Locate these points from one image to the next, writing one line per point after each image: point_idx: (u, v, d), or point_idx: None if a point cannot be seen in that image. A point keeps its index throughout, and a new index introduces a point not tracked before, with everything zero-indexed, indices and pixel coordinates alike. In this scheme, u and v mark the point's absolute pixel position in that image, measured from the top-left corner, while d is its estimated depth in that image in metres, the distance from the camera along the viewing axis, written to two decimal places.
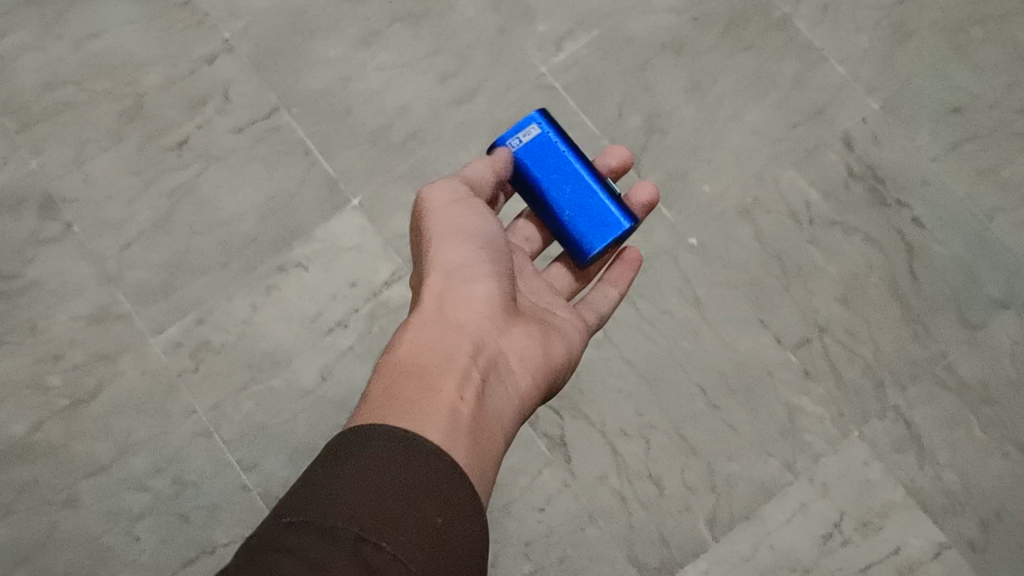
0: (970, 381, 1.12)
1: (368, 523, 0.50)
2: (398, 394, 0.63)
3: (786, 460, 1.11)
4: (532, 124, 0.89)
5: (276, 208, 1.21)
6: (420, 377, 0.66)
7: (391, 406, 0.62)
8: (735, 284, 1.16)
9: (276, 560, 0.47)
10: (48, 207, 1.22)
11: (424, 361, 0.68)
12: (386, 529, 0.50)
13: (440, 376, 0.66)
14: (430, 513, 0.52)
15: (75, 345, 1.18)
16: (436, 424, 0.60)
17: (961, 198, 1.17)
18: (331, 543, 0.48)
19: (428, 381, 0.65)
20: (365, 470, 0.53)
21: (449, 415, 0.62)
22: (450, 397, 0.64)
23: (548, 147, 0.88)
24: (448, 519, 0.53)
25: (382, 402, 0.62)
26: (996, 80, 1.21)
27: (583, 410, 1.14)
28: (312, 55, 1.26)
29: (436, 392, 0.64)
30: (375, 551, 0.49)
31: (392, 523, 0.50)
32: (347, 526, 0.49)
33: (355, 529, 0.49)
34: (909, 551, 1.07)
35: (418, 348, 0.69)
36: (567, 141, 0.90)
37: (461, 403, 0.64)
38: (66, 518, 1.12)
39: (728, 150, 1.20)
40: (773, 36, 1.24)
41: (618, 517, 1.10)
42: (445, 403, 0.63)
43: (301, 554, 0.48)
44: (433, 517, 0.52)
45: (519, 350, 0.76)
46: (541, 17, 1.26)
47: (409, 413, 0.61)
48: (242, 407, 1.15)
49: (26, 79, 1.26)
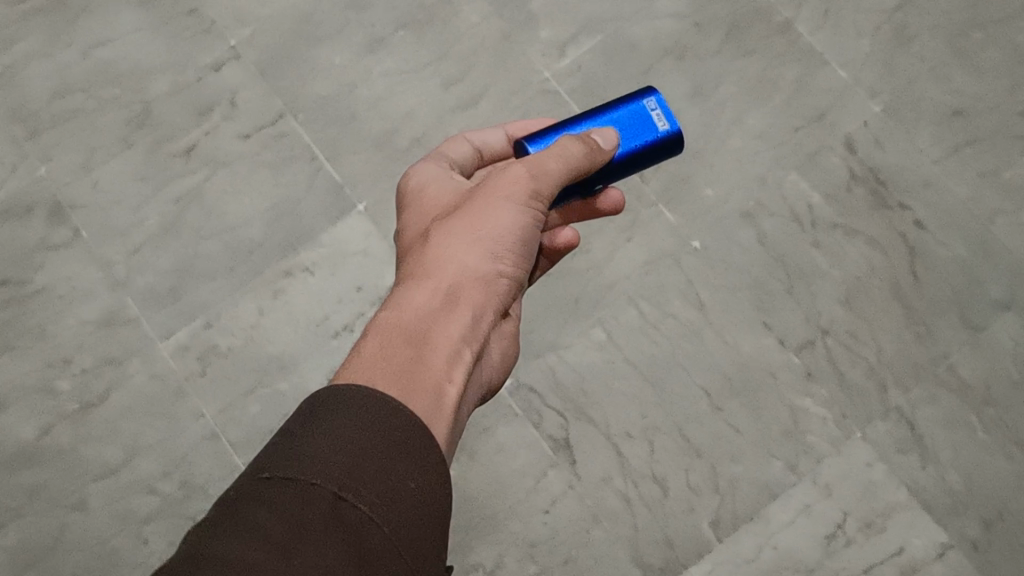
0: (972, 382, 1.13)
1: (345, 479, 0.49)
2: (392, 359, 0.60)
3: (790, 462, 1.11)
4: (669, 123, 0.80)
5: (282, 213, 1.23)
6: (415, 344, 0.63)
7: (383, 369, 0.59)
8: (738, 287, 1.17)
9: (255, 514, 0.47)
10: (56, 213, 1.24)
11: (422, 327, 0.64)
12: (362, 487, 0.49)
13: (435, 351, 0.63)
14: (405, 477, 0.51)
15: (84, 349, 1.19)
16: (423, 403, 0.58)
17: (963, 200, 1.18)
18: (306, 499, 0.48)
19: (422, 351, 0.62)
20: (348, 426, 0.52)
21: (436, 397, 0.59)
22: (439, 377, 0.61)
23: (642, 128, 0.79)
24: (422, 485, 0.52)
25: (375, 363, 0.59)
26: (996, 83, 1.22)
27: (587, 412, 1.14)
28: (317, 62, 1.27)
29: (429, 367, 0.61)
30: (351, 510, 0.48)
31: (369, 480, 0.50)
32: (325, 484, 0.49)
33: (333, 487, 0.49)
34: (912, 551, 1.08)
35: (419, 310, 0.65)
36: (648, 151, 0.79)
37: (449, 384, 0.62)
38: (75, 521, 1.13)
39: (730, 154, 1.21)
40: (775, 40, 1.25)
41: (623, 518, 1.11)
42: (435, 382, 0.61)
43: (276, 510, 0.47)
44: (409, 482, 0.51)
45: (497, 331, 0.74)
46: (544, 23, 1.27)
47: (400, 381, 0.59)
48: (249, 410, 1.16)
49: (35, 87, 1.28)
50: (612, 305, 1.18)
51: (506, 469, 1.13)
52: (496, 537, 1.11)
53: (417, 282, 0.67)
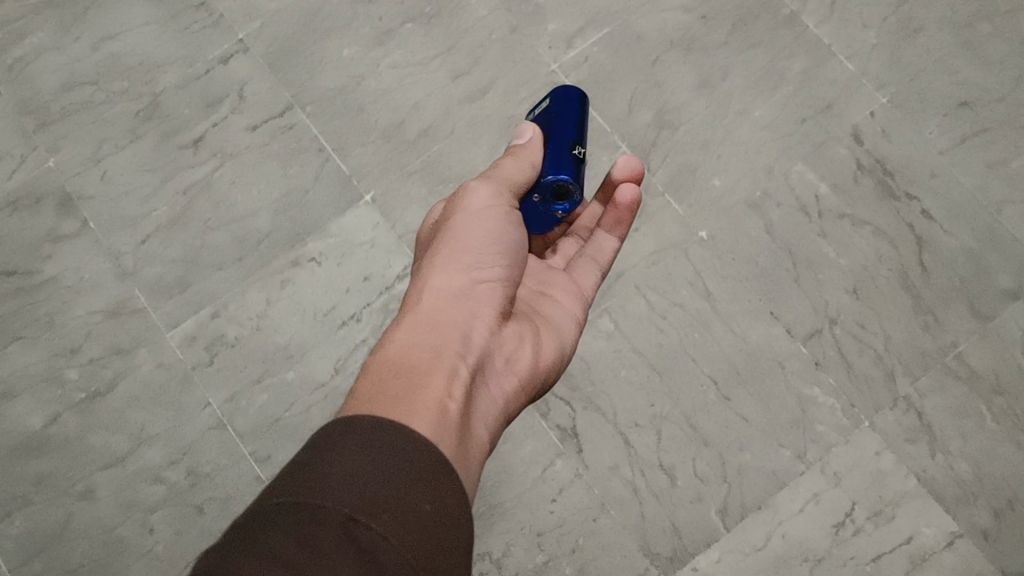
0: (982, 370, 1.12)
1: (359, 501, 0.50)
2: (386, 388, 0.63)
3: (798, 451, 1.11)
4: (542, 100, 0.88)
5: (290, 204, 1.23)
6: (410, 371, 0.65)
7: (380, 395, 0.62)
8: (746, 277, 1.17)
9: (266, 534, 0.47)
10: (65, 205, 1.24)
11: (415, 356, 0.67)
12: (376, 509, 0.50)
13: (429, 373, 0.65)
14: (418, 500, 0.52)
15: (91, 338, 1.19)
16: (426, 420, 0.60)
17: (971, 190, 1.18)
18: (319, 519, 0.48)
19: (418, 376, 0.65)
20: (356, 453, 0.53)
21: (437, 409, 0.62)
22: (439, 393, 0.64)
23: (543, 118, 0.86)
24: (437, 507, 0.53)
25: (371, 394, 0.62)
26: (1004, 74, 1.22)
27: (594, 401, 1.14)
28: (326, 54, 1.28)
29: (426, 386, 0.63)
30: (365, 531, 0.48)
31: (382, 503, 0.50)
32: (337, 506, 0.49)
33: (346, 509, 0.49)
34: (921, 541, 1.07)
35: (409, 344, 0.68)
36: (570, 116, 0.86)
37: (450, 399, 0.64)
38: (81, 510, 1.13)
39: (736, 144, 1.21)
40: (782, 32, 1.25)
41: (630, 507, 1.10)
42: (436, 393, 0.63)
43: (287, 529, 0.47)
44: (422, 505, 0.52)
45: (511, 348, 0.77)
46: (552, 15, 1.27)
47: (397, 402, 0.61)
48: (256, 400, 1.16)
49: (45, 80, 1.29)
50: (619, 294, 1.17)
51: (513, 459, 1.13)
52: (503, 526, 1.11)
53: (403, 317, 0.71)
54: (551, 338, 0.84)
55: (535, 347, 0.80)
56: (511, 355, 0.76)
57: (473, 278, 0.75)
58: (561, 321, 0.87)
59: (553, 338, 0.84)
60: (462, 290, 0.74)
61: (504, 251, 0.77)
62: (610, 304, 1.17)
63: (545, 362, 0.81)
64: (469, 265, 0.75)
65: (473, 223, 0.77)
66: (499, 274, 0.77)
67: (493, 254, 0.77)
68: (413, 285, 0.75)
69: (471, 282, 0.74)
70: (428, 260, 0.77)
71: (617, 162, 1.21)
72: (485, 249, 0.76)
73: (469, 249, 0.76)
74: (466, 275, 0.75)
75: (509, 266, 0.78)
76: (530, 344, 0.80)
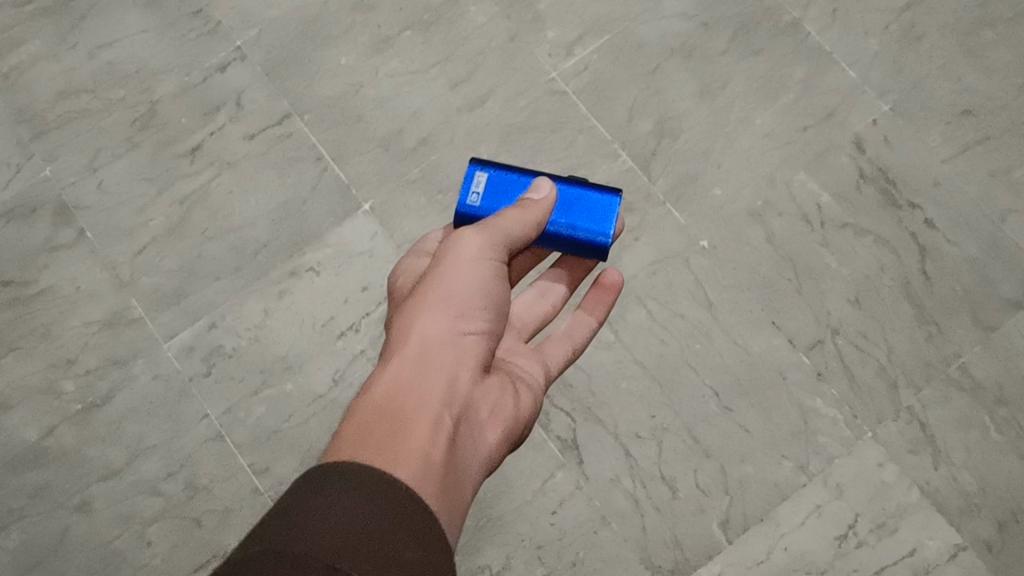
0: (985, 381, 1.12)
1: (341, 551, 0.48)
2: (369, 436, 0.60)
3: (800, 462, 1.10)
4: (478, 172, 0.85)
5: (288, 213, 1.22)
6: (393, 418, 0.63)
7: (363, 444, 0.60)
8: (748, 287, 1.16)
9: None
10: (62, 214, 1.23)
11: (400, 401, 0.64)
12: (358, 559, 0.48)
13: (413, 421, 0.63)
14: (401, 550, 0.50)
15: (88, 349, 1.18)
16: (409, 472, 0.58)
17: (974, 199, 1.17)
18: (298, 569, 0.46)
19: (401, 424, 0.63)
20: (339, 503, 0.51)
21: (420, 461, 0.60)
22: (422, 443, 0.62)
23: (504, 183, 0.84)
24: (419, 559, 0.51)
25: (353, 442, 0.60)
26: (1007, 82, 1.21)
27: (595, 412, 1.13)
28: (324, 62, 1.27)
29: (410, 436, 0.61)
30: None
31: (365, 553, 0.49)
32: (320, 556, 0.47)
33: (328, 558, 0.47)
34: (924, 553, 1.07)
35: (394, 388, 0.65)
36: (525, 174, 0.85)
37: (433, 449, 0.62)
38: (78, 522, 1.12)
39: (738, 152, 1.20)
40: (783, 40, 1.24)
41: (631, 519, 1.10)
42: (421, 445, 0.61)
43: None
44: (405, 555, 0.50)
45: (491, 398, 0.75)
46: (552, 22, 1.26)
47: (382, 452, 0.59)
48: (254, 411, 1.15)
49: (41, 88, 1.28)
50: (619, 305, 1.16)
51: (513, 470, 1.12)
52: (503, 538, 1.10)
53: (387, 359, 0.69)
54: (527, 389, 0.82)
55: (515, 399, 0.78)
56: (491, 405, 0.74)
57: (460, 322, 0.72)
58: (534, 372, 0.85)
59: (529, 390, 0.82)
60: (449, 334, 0.71)
61: (492, 296, 0.75)
62: (610, 314, 1.16)
63: (523, 413, 0.79)
64: (458, 309, 0.72)
65: (467, 267, 0.74)
66: (484, 320, 0.74)
67: (480, 300, 0.74)
68: (396, 324, 0.72)
69: (457, 327, 0.72)
70: (413, 299, 0.74)
71: (617, 172, 1.20)
72: (474, 292, 0.74)
73: (459, 291, 0.73)
74: (454, 320, 0.72)
75: (494, 311, 0.76)
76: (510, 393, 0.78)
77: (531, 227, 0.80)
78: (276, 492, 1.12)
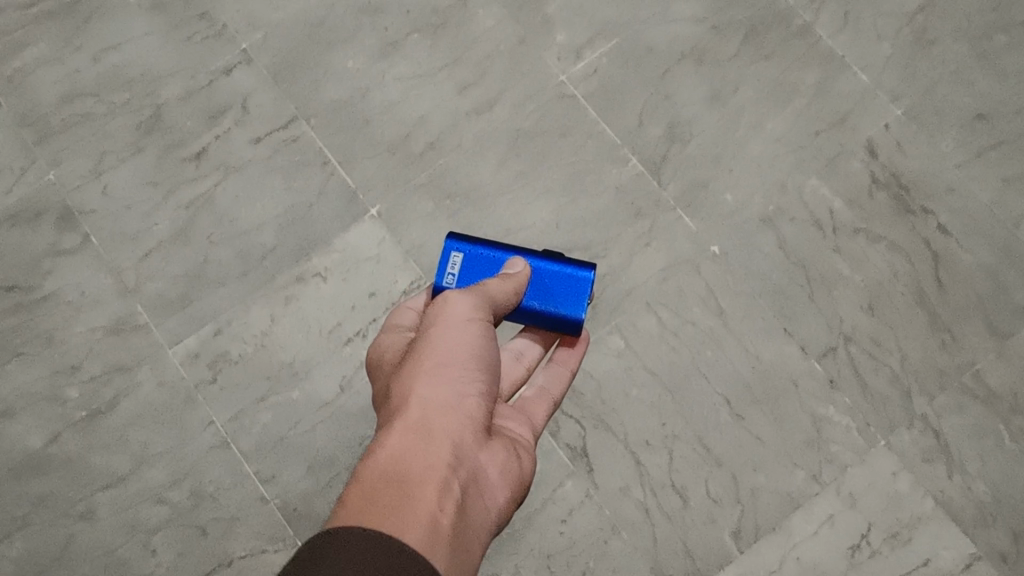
0: (1000, 389, 1.10)
1: None
2: (371, 504, 0.58)
3: (812, 471, 1.09)
4: (454, 252, 0.85)
5: (294, 218, 1.21)
6: (398, 485, 0.60)
7: (368, 512, 0.57)
8: (759, 294, 1.15)
9: None
10: (66, 219, 1.22)
11: (404, 469, 0.62)
12: None
13: (418, 487, 0.61)
14: None
15: (93, 356, 1.17)
16: (416, 538, 0.56)
17: (987, 205, 1.16)
18: None
19: (406, 490, 0.60)
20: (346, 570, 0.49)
21: (427, 527, 0.58)
22: (429, 509, 0.59)
23: (480, 262, 0.85)
24: None
25: (357, 511, 0.58)
26: (1020, 87, 1.20)
27: (605, 421, 1.12)
28: (331, 66, 1.26)
29: (415, 503, 0.59)
30: None
31: None
32: None
33: None
34: (939, 563, 1.05)
35: (397, 454, 0.63)
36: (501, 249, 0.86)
37: (441, 515, 0.60)
38: (83, 531, 1.11)
39: (749, 157, 1.19)
40: (795, 44, 1.23)
41: (642, 529, 1.08)
42: (425, 512, 0.59)
43: None
44: None
45: (502, 458, 0.72)
46: (560, 25, 1.25)
47: (387, 519, 0.57)
48: (260, 419, 1.14)
49: (45, 91, 1.26)
50: (630, 311, 1.15)
51: None
52: (512, 548, 1.09)
53: (387, 426, 0.67)
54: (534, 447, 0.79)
55: (524, 455, 0.76)
56: (503, 466, 0.72)
57: (461, 384, 0.70)
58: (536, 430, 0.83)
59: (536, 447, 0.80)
60: (450, 397, 0.69)
61: (485, 357, 0.73)
62: (620, 323, 1.15)
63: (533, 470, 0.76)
64: (455, 371, 0.70)
65: (457, 329, 0.73)
66: (483, 379, 0.72)
67: (475, 360, 0.72)
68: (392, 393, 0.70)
69: (458, 389, 0.70)
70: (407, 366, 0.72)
71: (627, 177, 1.19)
72: (466, 355, 0.72)
73: (452, 353, 0.71)
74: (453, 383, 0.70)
75: (490, 372, 0.74)
76: (516, 451, 0.75)
77: (511, 295, 0.81)
78: (282, 501, 1.11)
